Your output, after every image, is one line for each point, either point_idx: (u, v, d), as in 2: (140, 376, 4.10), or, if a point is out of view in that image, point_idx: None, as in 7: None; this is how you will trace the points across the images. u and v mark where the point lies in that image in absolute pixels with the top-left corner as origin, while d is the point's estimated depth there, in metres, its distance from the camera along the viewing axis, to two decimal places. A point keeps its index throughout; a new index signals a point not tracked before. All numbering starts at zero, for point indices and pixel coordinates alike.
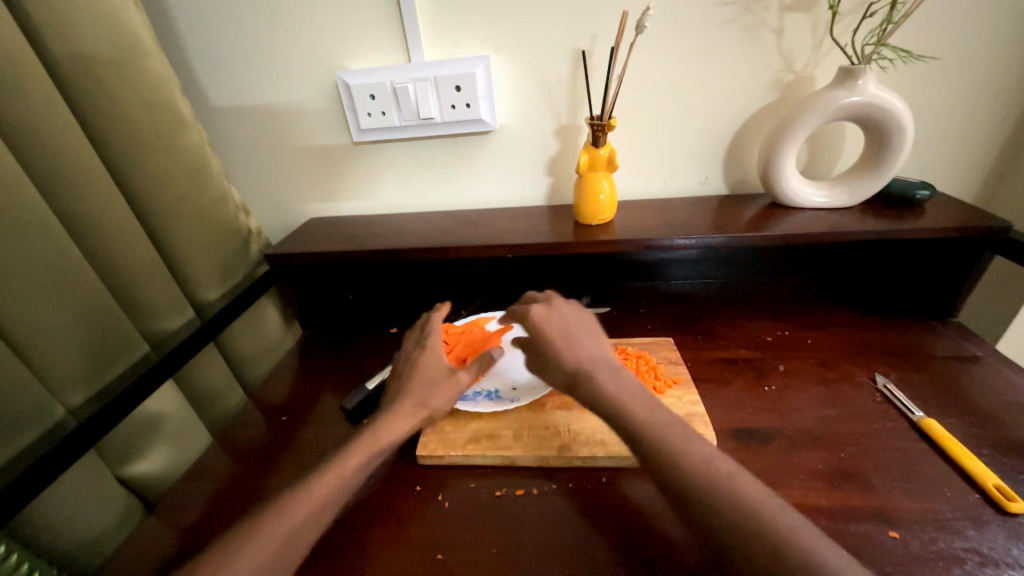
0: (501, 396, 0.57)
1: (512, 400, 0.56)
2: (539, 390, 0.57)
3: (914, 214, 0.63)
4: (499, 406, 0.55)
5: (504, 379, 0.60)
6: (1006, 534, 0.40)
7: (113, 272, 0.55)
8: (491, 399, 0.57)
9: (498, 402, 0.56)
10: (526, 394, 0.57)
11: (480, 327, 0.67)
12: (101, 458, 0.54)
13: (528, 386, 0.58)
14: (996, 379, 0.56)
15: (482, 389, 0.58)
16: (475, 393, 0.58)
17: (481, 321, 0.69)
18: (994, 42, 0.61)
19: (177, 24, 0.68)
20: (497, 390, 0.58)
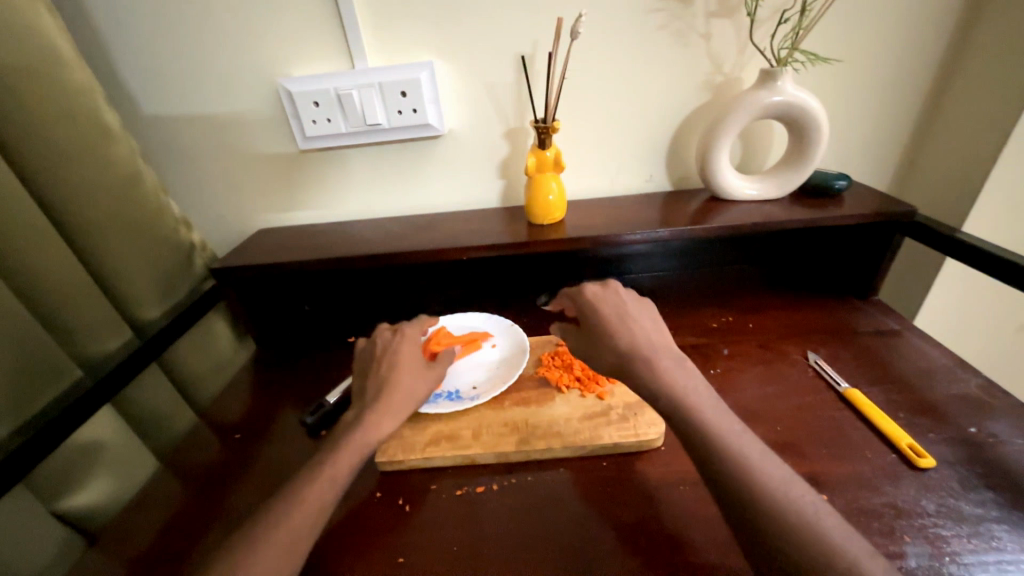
0: (461, 396, 0.57)
1: (472, 398, 0.56)
2: (498, 386, 0.57)
3: (834, 203, 0.69)
4: (459, 404, 0.55)
5: (464, 379, 0.60)
6: (918, 487, 0.44)
7: (37, 293, 0.51)
8: (451, 400, 0.56)
9: (458, 401, 0.56)
10: (485, 391, 0.57)
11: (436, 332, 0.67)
12: (32, 494, 0.50)
13: (487, 384, 0.59)
14: (910, 349, 0.62)
15: (441, 391, 0.58)
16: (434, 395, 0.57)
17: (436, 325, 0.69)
18: (893, 45, 0.67)
19: (100, 31, 0.64)
20: (458, 391, 0.58)
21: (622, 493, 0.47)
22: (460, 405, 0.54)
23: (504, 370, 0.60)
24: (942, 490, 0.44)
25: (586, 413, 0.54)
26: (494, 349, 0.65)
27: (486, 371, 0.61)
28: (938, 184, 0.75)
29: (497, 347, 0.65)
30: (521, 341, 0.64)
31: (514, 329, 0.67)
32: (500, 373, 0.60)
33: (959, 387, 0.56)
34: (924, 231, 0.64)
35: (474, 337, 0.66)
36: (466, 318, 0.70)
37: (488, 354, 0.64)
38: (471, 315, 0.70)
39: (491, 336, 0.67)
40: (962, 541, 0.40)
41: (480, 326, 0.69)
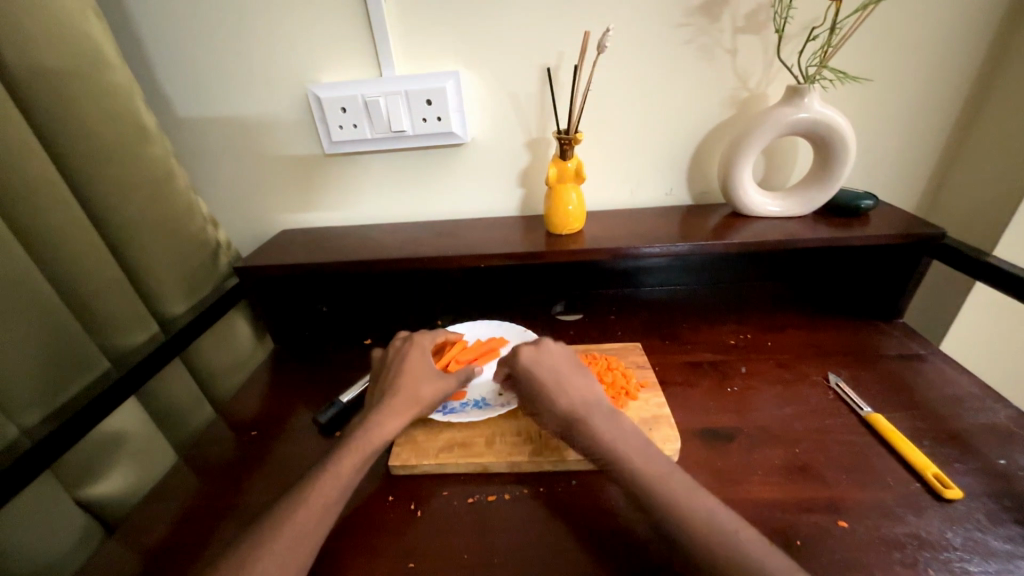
0: (489, 403, 0.58)
1: (502, 406, 0.57)
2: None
3: (860, 223, 0.67)
4: (490, 412, 0.55)
5: (489, 387, 0.61)
6: (942, 518, 0.43)
7: (72, 285, 0.53)
8: (481, 408, 0.57)
9: (488, 409, 0.56)
10: (514, 397, 0.58)
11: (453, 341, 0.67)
12: (58, 480, 0.52)
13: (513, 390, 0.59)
14: (936, 375, 0.60)
15: (469, 400, 0.59)
16: (462, 404, 0.58)
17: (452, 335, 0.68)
18: (925, 65, 0.66)
19: (142, 35, 0.67)
20: (485, 399, 0.59)
21: (636, 510, 0.46)
22: (492, 412, 0.55)
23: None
24: (968, 524, 0.42)
25: None
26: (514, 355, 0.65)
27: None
28: (968, 206, 0.73)
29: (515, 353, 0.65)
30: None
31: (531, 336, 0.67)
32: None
33: (988, 416, 0.54)
34: (953, 255, 0.62)
35: (493, 343, 0.66)
36: (480, 325, 0.70)
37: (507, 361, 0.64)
38: (484, 323, 0.70)
39: (507, 342, 0.67)
40: None
41: (496, 333, 0.69)
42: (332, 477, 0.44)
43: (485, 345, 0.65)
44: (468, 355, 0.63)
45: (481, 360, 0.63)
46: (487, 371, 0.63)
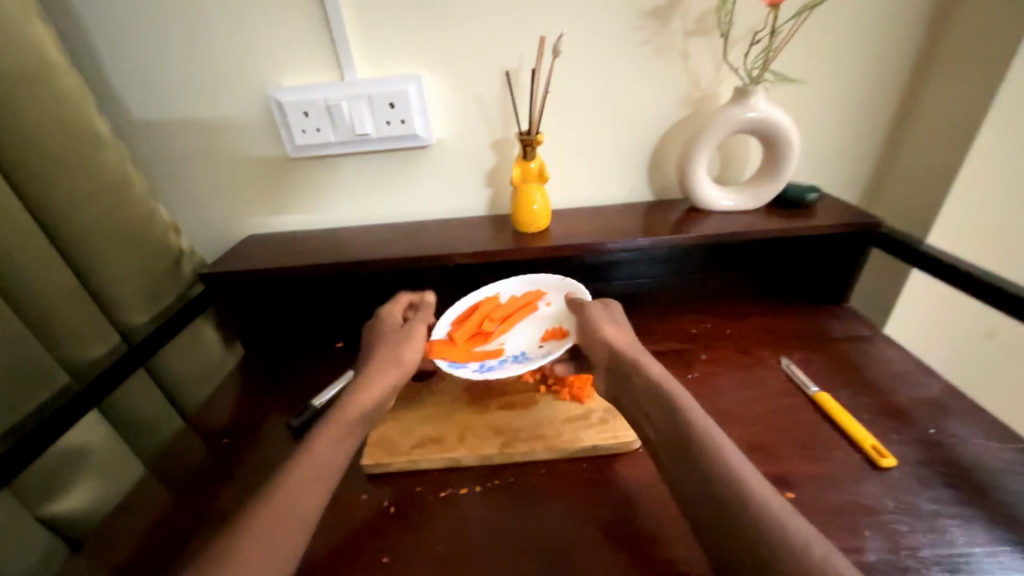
0: (530, 357, 0.59)
1: (542, 356, 0.58)
2: (566, 340, 0.60)
3: (807, 214, 0.72)
4: (531, 364, 0.57)
5: (528, 341, 0.62)
6: (879, 485, 0.47)
7: (24, 297, 0.52)
8: (519, 361, 0.59)
9: (528, 362, 0.58)
10: (553, 348, 0.59)
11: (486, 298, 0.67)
12: (17, 500, 0.51)
13: (552, 341, 0.61)
14: (878, 354, 0.64)
15: (507, 357, 0.60)
16: (500, 362, 0.59)
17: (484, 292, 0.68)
18: (860, 65, 0.71)
19: (93, 40, 0.65)
20: (524, 353, 0.60)
21: (602, 496, 0.49)
22: (531, 364, 0.57)
23: (568, 326, 0.62)
24: (901, 489, 0.46)
25: (568, 416, 0.56)
26: (551, 307, 0.66)
27: (548, 330, 0.63)
28: (902, 198, 0.78)
29: (552, 305, 0.67)
30: (580, 290, 0.65)
31: (567, 284, 0.67)
32: (564, 329, 0.62)
33: (922, 390, 0.58)
34: (890, 242, 0.67)
35: (531, 296, 0.67)
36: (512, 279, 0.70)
37: (544, 314, 0.66)
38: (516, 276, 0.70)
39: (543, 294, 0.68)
40: (918, 535, 0.42)
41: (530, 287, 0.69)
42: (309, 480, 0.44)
43: (521, 301, 0.67)
44: (506, 312, 0.65)
45: (518, 315, 0.65)
46: (526, 325, 0.65)
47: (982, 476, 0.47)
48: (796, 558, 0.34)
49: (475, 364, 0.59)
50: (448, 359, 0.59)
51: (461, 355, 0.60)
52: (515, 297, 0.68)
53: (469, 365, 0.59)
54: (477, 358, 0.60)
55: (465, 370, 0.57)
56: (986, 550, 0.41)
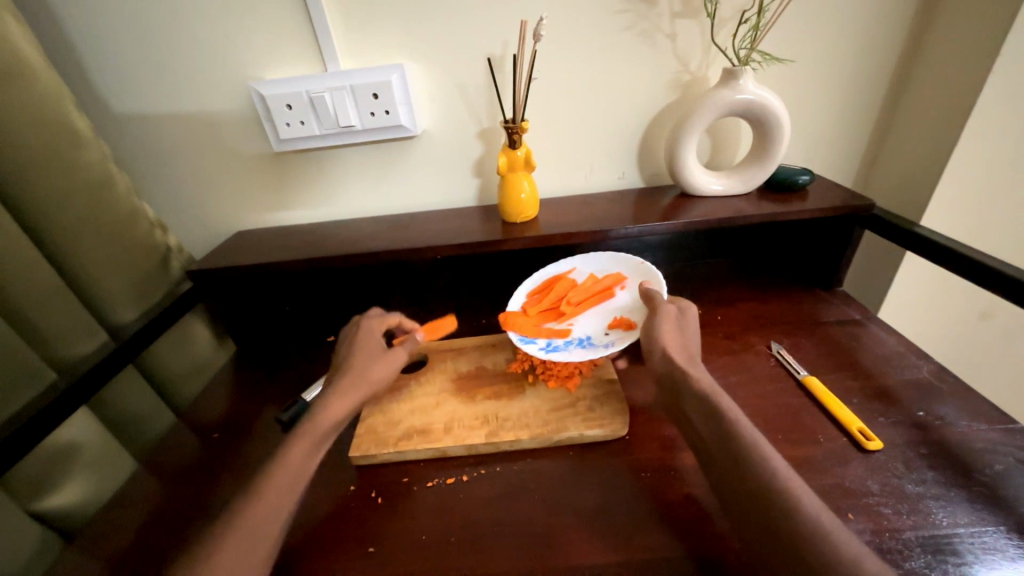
0: (594, 344, 0.60)
1: (606, 346, 0.59)
2: (633, 334, 0.59)
3: (798, 198, 0.71)
4: (593, 352, 0.58)
5: (596, 326, 0.63)
6: (864, 468, 0.47)
7: (6, 297, 0.52)
8: (585, 347, 0.60)
9: (592, 349, 0.59)
10: (619, 339, 0.59)
11: (566, 277, 0.69)
12: (7, 494, 0.52)
13: (620, 331, 0.61)
14: (869, 338, 0.64)
15: (573, 338, 0.62)
16: (566, 342, 0.61)
17: (563, 272, 0.70)
18: (852, 44, 0.69)
19: (71, 37, 0.65)
20: (591, 338, 0.61)
21: (587, 483, 0.49)
22: (596, 352, 0.57)
23: (638, 318, 0.62)
24: (886, 471, 0.46)
25: (556, 405, 0.56)
26: (626, 296, 0.66)
27: (617, 319, 0.63)
28: (895, 180, 0.77)
29: (628, 294, 0.66)
30: (656, 283, 0.63)
31: (644, 272, 0.66)
32: (634, 320, 0.61)
33: (911, 372, 0.58)
34: (881, 224, 0.66)
35: (609, 281, 0.67)
36: (592, 258, 0.70)
37: (619, 302, 0.65)
38: (595, 257, 0.70)
39: (622, 280, 0.67)
40: (902, 517, 0.42)
41: (609, 270, 0.69)
42: (296, 481, 0.44)
43: (600, 284, 0.67)
44: (585, 294, 0.66)
45: (595, 299, 0.66)
46: (598, 311, 0.65)
47: (969, 457, 0.47)
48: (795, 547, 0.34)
49: (543, 342, 0.61)
50: (520, 334, 0.62)
51: (531, 332, 0.62)
52: (595, 280, 0.68)
53: (537, 342, 0.61)
54: (545, 335, 0.62)
55: (531, 347, 0.60)
56: (969, 531, 0.41)
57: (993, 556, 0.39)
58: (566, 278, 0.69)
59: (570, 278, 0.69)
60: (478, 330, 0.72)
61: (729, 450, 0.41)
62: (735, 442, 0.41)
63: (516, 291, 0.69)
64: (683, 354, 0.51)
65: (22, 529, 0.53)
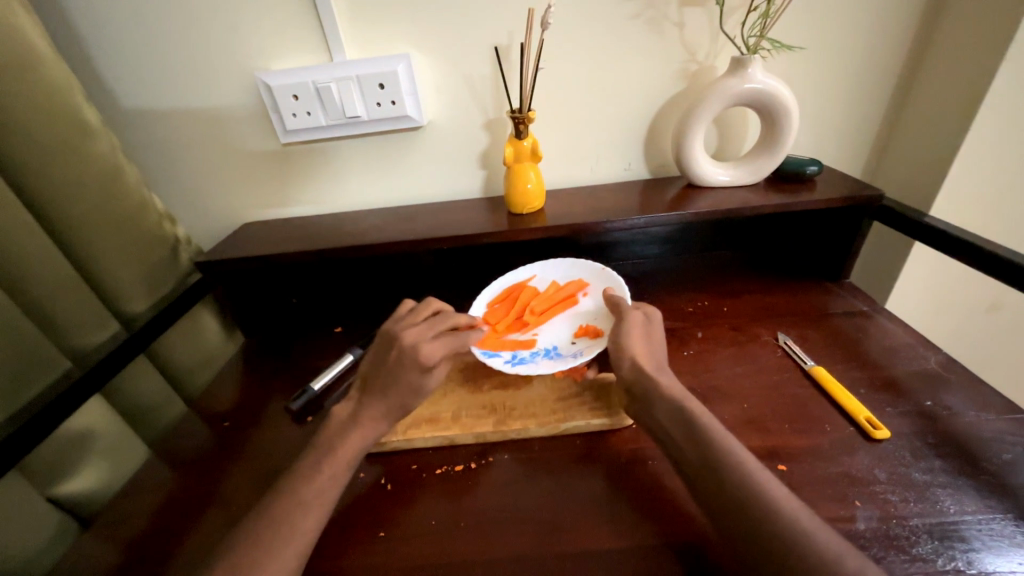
0: (561, 353, 0.60)
1: (574, 356, 0.58)
2: (600, 341, 0.59)
3: (806, 188, 0.70)
4: (562, 363, 0.57)
5: (561, 334, 0.63)
6: (871, 457, 0.47)
7: (18, 287, 0.53)
8: (552, 357, 0.59)
9: (560, 360, 0.58)
10: (585, 349, 0.59)
11: (528, 286, 0.69)
12: (24, 480, 0.53)
13: (586, 339, 0.61)
14: (877, 328, 0.64)
15: (539, 348, 0.61)
16: (532, 353, 0.60)
17: (525, 279, 0.70)
18: (863, 31, 0.68)
19: (78, 29, 0.65)
20: (557, 348, 0.61)
21: (594, 472, 0.49)
22: (564, 363, 0.57)
23: (603, 325, 0.62)
24: (894, 460, 0.46)
25: (562, 394, 0.56)
26: (590, 302, 0.66)
27: (582, 326, 0.63)
28: (905, 170, 0.76)
29: (591, 299, 0.66)
30: (620, 289, 0.64)
31: (608, 278, 0.67)
32: (599, 327, 0.62)
33: (919, 363, 0.58)
34: (890, 215, 0.65)
35: (571, 289, 0.68)
36: (553, 266, 0.71)
37: (584, 308, 0.66)
38: (558, 264, 0.71)
39: (584, 286, 0.68)
40: (909, 505, 0.42)
41: (571, 277, 0.70)
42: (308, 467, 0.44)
43: (563, 292, 0.67)
44: (546, 304, 0.66)
45: (558, 308, 0.66)
46: (562, 318, 0.65)
47: (977, 446, 0.47)
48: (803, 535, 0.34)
49: (508, 354, 0.60)
50: (483, 346, 0.60)
51: (492, 345, 0.61)
52: (557, 288, 0.69)
53: (502, 354, 0.60)
54: (510, 347, 0.61)
55: (496, 361, 0.58)
56: (976, 518, 0.41)
57: (1000, 543, 0.39)
58: (528, 286, 0.69)
59: (531, 286, 0.69)
60: None
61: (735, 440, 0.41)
62: (727, 439, 0.41)
63: (478, 301, 0.67)
64: (653, 362, 0.51)
65: (41, 514, 0.54)
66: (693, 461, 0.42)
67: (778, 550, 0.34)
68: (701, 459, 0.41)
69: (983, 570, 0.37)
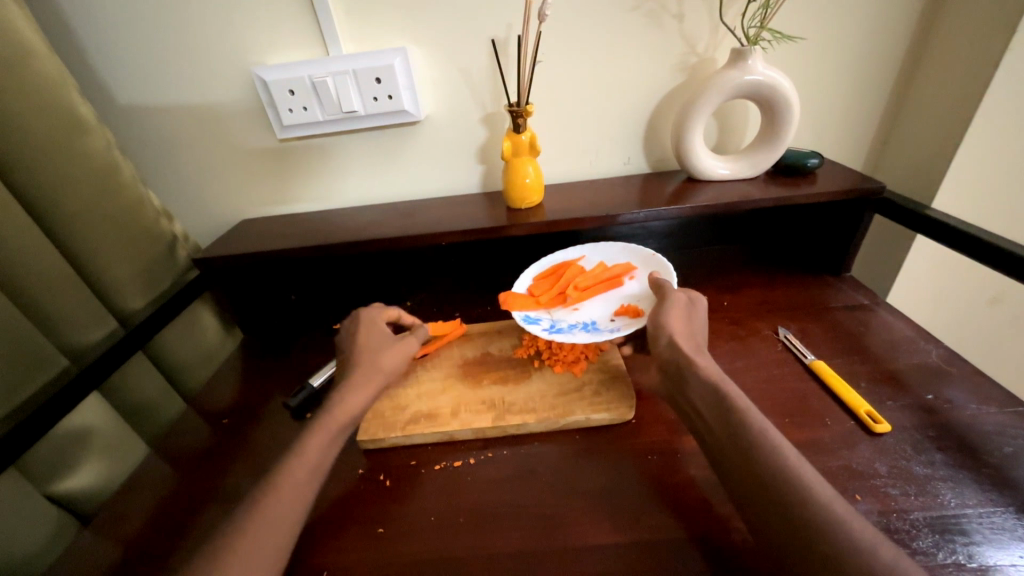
0: (598, 328, 0.59)
1: (611, 332, 0.58)
2: (639, 321, 0.58)
3: (807, 181, 0.70)
4: (597, 336, 0.57)
5: (602, 312, 0.62)
6: (872, 450, 0.47)
7: (15, 285, 0.52)
8: (589, 331, 0.59)
9: (596, 332, 0.58)
10: (623, 326, 0.58)
11: (575, 264, 0.68)
12: (24, 478, 0.53)
13: (626, 318, 0.60)
14: (878, 322, 0.64)
15: (578, 322, 0.61)
16: (570, 325, 0.60)
17: (573, 258, 0.69)
18: (865, 21, 0.67)
19: (72, 24, 0.64)
20: (596, 323, 0.60)
21: (594, 468, 0.49)
22: (600, 337, 0.56)
23: (644, 307, 0.61)
24: (895, 454, 0.46)
25: (561, 389, 0.56)
26: (635, 285, 0.65)
27: (623, 306, 0.62)
28: (907, 162, 0.76)
29: (637, 283, 0.65)
30: (667, 273, 0.62)
31: (654, 263, 0.66)
32: (640, 308, 0.61)
33: (921, 356, 0.58)
34: (892, 208, 0.65)
35: (617, 271, 0.67)
36: (601, 247, 0.70)
37: (629, 290, 0.65)
38: (607, 246, 0.70)
39: (631, 269, 0.67)
40: (910, 499, 0.42)
41: (619, 260, 0.69)
42: (305, 466, 0.44)
43: (609, 273, 0.67)
44: (590, 281, 0.66)
45: (603, 286, 0.65)
46: (605, 298, 0.64)
47: (979, 439, 0.47)
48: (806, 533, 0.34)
49: (547, 324, 0.61)
50: (524, 316, 0.61)
51: (535, 315, 0.62)
52: (604, 268, 0.68)
53: (541, 323, 0.61)
54: (550, 318, 0.61)
55: (535, 328, 0.59)
56: (978, 511, 0.41)
57: (1001, 536, 0.39)
58: (575, 264, 0.68)
59: (579, 265, 0.69)
60: (484, 317, 0.72)
61: (733, 436, 0.41)
62: (732, 433, 0.41)
63: (524, 274, 0.68)
64: (690, 343, 0.51)
65: (40, 512, 0.54)
66: (724, 446, 0.42)
67: (800, 535, 0.34)
68: (728, 447, 0.41)
69: (984, 563, 0.37)
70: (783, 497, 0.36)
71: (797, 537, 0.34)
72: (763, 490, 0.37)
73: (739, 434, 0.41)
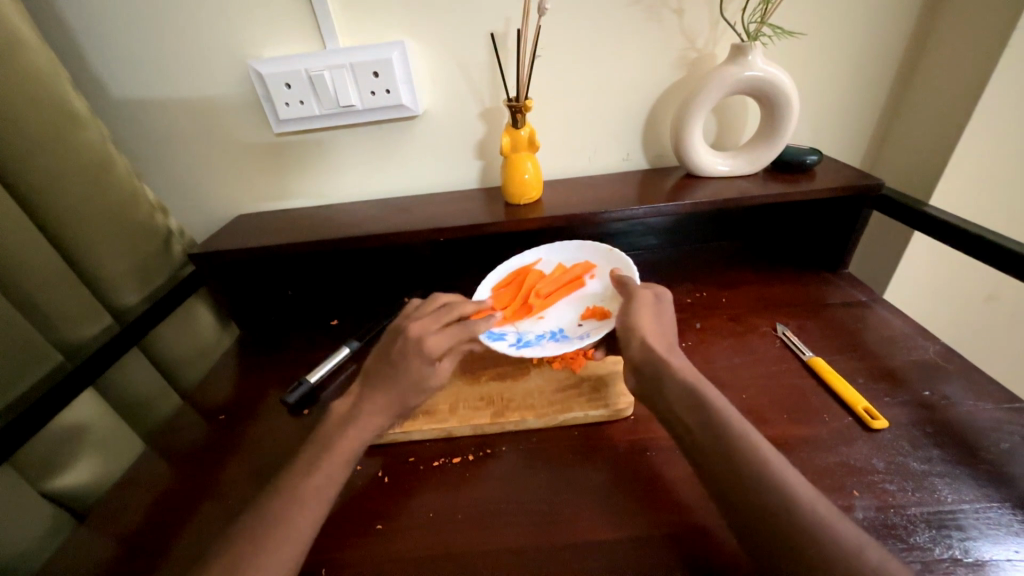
0: (566, 336, 0.58)
1: (581, 337, 0.57)
2: (607, 323, 0.58)
3: (806, 177, 0.70)
4: (568, 344, 0.56)
5: (567, 317, 0.62)
6: (870, 446, 0.47)
7: (8, 280, 0.52)
8: (558, 340, 0.57)
9: (566, 341, 0.57)
10: (592, 331, 0.57)
11: (533, 269, 0.67)
12: (19, 475, 0.52)
13: (593, 321, 0.59)
14: (875, 319, 0.64)
15: (545, 332, 0.59)
16: (538, 337, 0.59)
17: (531, 263, 0.69)
18: (865, 17, 0.67)
19: (64, 14, 0.63)
20: (563, 330, 0.59)
21: (592, 464, 0.49)
22: (570, 346, 0.55)
23: (610, 307, 0.61)
24: (892, 449, 0.46)
25: (558, 386, 0.56)
26: (597, 285, 0.65)
27: (588, 308, 0.62)
28: (905, 159, 0.76)
29: (598, 282, 0.65)
30: (629, 270, 0.62)
31: (614, 260, 0.65)
32: (606, 309, 0.60)
33: (918, 353, 0.58)
34: (890, 204, 0.65)
35: (577, 271, 0.66)
36: (557, 248, 0.69)
37: (591, 290, 0.65)
38: (563, 247, 0.69)
39: (591, 268, 0.67)
40: (907, 494, 0.42)
41: (577, 260, 0.68)
42: (304, 463, 0.44)
43: (568, 275, 0.66)
44: (551, 286, 0.65)
45: (564, 291, 0.65)
46: (568, 302, 0.64)
47: (975, 435, 0.47)
48: (805, 530, 0.34)
49: (513, 338, 0.58)
50: (488, 332, 0.58)
51: (497, 329, 0.59)
52: (563, 271, 0.67)
53: (507, 338, 0.58)
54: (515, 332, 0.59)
55: (501, 344, 0.57)
56: (974, 507, 0.41)
57: (998, 531, 0.39)
58: (533, 269, 0.67)
59: (537, 270, 0.68)
60: None
61: (732, 431, 0.41)
62: (729, 429, 0.41)
63: (483, 285, 0.66)
64: (663, 342, 0.51)
65: (35, 509, 0.54)
66: (703, 445, 0.42)
67: (784, 532, 0.34)
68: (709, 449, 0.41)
69: (980, 558, 0.37)
70: (767, 494, 0.36)
71: (782, 535, 0.34)
72: (762, 487, 0.37)
73: (737, 430, 0.41)
